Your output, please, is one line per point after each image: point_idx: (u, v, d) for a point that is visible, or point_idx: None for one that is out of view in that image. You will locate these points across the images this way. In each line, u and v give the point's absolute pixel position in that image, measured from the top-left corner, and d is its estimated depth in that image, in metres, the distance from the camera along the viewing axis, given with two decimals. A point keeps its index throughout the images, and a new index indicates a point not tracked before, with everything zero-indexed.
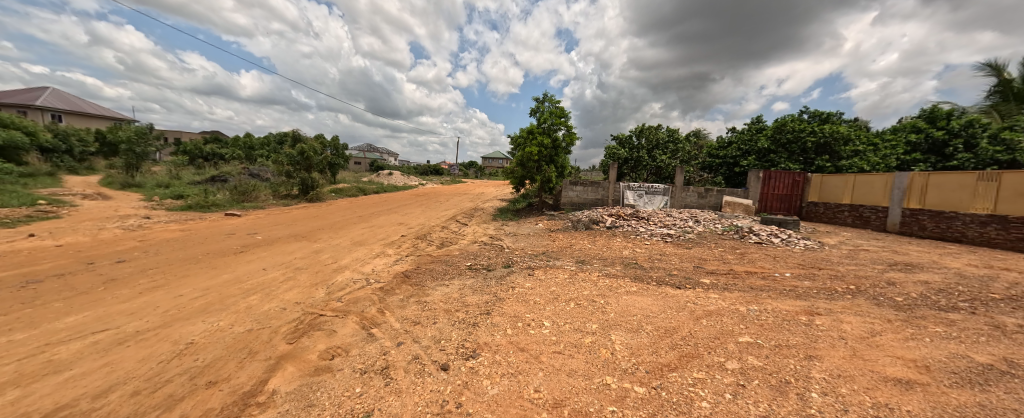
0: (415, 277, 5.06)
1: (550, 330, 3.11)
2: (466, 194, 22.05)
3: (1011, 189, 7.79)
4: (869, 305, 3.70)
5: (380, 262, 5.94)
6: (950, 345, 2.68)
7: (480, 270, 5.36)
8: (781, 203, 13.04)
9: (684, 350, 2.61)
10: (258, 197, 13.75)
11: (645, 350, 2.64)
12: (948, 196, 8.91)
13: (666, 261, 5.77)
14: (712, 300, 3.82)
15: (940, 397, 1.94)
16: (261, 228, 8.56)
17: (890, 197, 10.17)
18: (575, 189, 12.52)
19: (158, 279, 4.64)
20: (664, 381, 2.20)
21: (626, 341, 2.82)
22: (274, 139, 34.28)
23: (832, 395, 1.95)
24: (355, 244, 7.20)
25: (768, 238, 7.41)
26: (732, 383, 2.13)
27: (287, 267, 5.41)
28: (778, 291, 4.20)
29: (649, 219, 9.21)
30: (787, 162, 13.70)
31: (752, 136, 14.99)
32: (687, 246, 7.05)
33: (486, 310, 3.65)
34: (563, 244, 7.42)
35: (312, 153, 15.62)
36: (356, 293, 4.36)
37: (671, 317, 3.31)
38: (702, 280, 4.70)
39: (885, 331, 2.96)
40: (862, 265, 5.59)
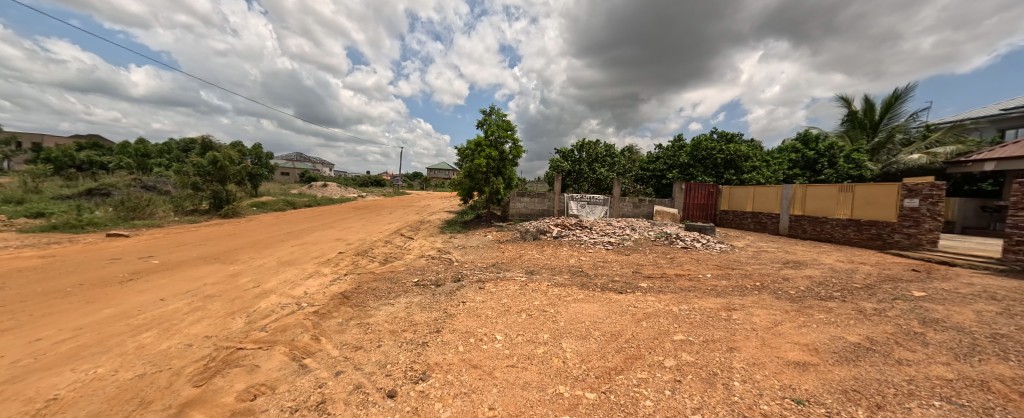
0: (355, 297, 4.65)
1: (503, 343, 3.07)
2: (411, 206, 21.24)
3: (862, 198, 9.71)
4: (772, 299, 4.30)
5: (314, 283, 5.37)
6: (832, 329, 3.21)
7: (427, 286, 5.14)
8: (700, 212, 14.81)
9: (628, 351, 2.78)
10: (154, 213, 11.68)
11: (594, 356, 2.73)
12: (820, 204, 10.82)
13: (608, 268, 6.11)
14: (648, 303, 4.12)
15: (828, 374, 2.30)
16: (159, 251, 7.24)
17: (780, 206, 12.13)
18: (523, 200, 12.79)
19: (6, 321, 3.63)
20: (612, 384, 2.28)
21: (577, 348, 2.89)
22: (178, 146, 29.57)
23: (751, 382, 2.20)
24: (283, 264, 6.45)
25: (691, 243, 8.27)
26: (670, 379, 2.30)
27: (196, 295, 4.62)
28: (703, 291, 4.68)
29: (589, 228, 9.77)
30: (703, 175, 15.61)
31: (675, 153, 16.78)
32: (625, 253, 7.57)
33: (436, 327, 3.49)
34: (512, 255, 7.48)
35: (227, 162, 13.83)
36: (285, 319, 3.87)
37: (615, 321, 3.51)
38: (641, 284, 5.04)
39: (785, 321, 3.45)
40: (765, 264, 6.53)
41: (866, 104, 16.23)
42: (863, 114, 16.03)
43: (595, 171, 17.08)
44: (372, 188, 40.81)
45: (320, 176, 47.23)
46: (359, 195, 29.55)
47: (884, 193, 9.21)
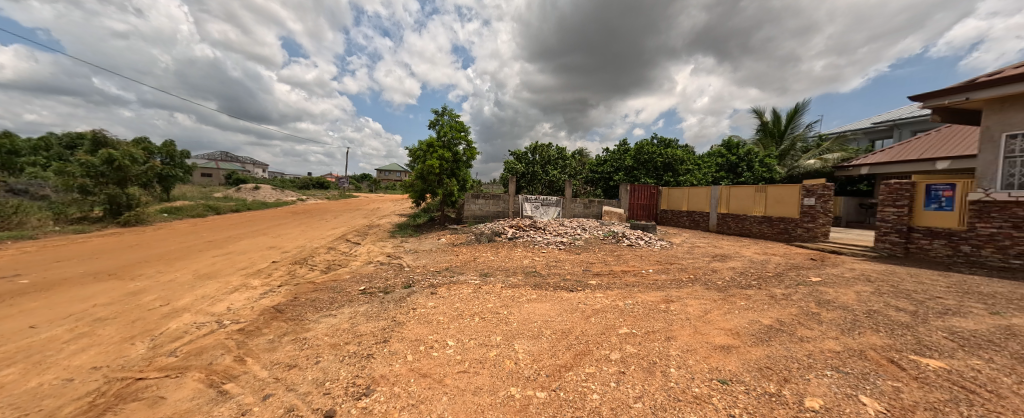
0: (290, 311, 4.26)
1: (455, 349, 3.01)
2: (359, 209, 20.11)
3: (773, 198, 11.12)
4: (703, 289, 4.76)
5: (240, 297, 4.82)
6: (751, 314, 3.63)
7: (375, 294, 4.87)
8: (643, 211, 16.00)
9: (577, 348, 2.88)
10: (24, 222, 9.71)
11: (545, 355, 2.79)
12: (741, 203, 12.25)
13: (560, 267, 6.32)
14: (597, 299, 4.31)
15: (748, 355, 2.59)
16: (30, 268, 5.98)
17: (709, 205, 13.53)
18: (477, 202, 12.81)
19: None
20: (562, 382, 2.34)
21: (529, 348, 2.93)
22: (59, 142, 24.70)
23: (684, 368, 2.39)
24: (201, 278, 5.69)
25: (636, 241, 8.86)
26: (615, 371, 2.42)
27: (81, 320, 3.88)
28: (646, 285, 5.03)
29: (542, 229, 10.03)
30: (645, 177, 16.87)
31: (621, 157, 18.04)
32: (575, 252, 7.88)
33: (382, 337, 3.32)
34: (466, 257, 7.40)
35: (127, 161, 11.97)
36: (202, 341, 3.41)
37: (565, 319, 3.62)
38: (590, 281, 5.28)
39: (713, 309, 3.84)
40: (697, 257, 7.23)
41: (775, 116, 18.69)
42: (772, 124, 18.40)
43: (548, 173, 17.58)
44: (314, 191, 37.68)
45: (253, 177, 42.55)
46: (300, 198, 27.16)
47: (789, 193, 10.65)
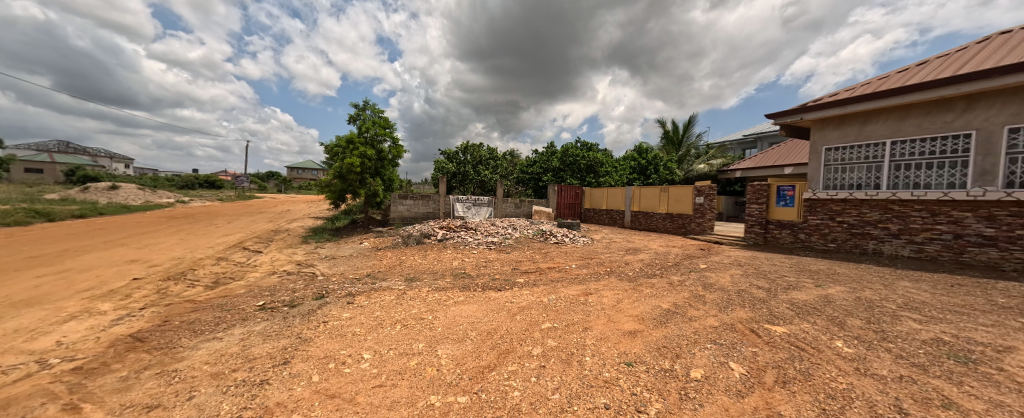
0: (157, 339, 3.50)
1: (372, 362, 2.80)
2: (263, 213, 17.66)
3: (674, 197, 12.69)
4: (618, 280, 5.29)
5: (80, 328, 3.81)
6: (655, 300, 4.13)
7: (278, 309, 4.31)
8: (569, 210, 17.19)
9: (502, 346, 2.94)
10: None
11: (469, 357, 2.77)
12: (649, 202, 13.76)
13: (490, 267, 6.42)
14: (523, 297, 4.46)
15: (650, 337, 2.96)
16: None
17: (624, 203, 14.93)
18: (405, 203, 12.43)
19: None
20: (484, 383, 2.35)
21: (452, 352, 2.88)
22: None
23: (597, 355, 2.64)
24: (15, 308, 4.35)
25: (561, 238, 9.48)
26: (536, 366, 2.53)
27: None
28: (568, 280, 5.39)
29: (471, 230, 10.00)
30: (570, 178, 18.41)
31: (548, 159, 19.52)
32: (505, 251, 8.10)
33: (283, 358, 2.92)
34: (391, 262, 7.03)
35: None
36: (12, 389, 2.57)
37: (493, 318, 3.68)
38: (518, 280, 5.45)
39: (624, 297, 4.29)
40: (614, 251, 8.04)
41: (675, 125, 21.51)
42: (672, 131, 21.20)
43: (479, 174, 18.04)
44: (201, 192, 31.52)
45: (113, 173, 33.91)
46: (184, 201, 22.61)
47: (684, 193, 12.29)
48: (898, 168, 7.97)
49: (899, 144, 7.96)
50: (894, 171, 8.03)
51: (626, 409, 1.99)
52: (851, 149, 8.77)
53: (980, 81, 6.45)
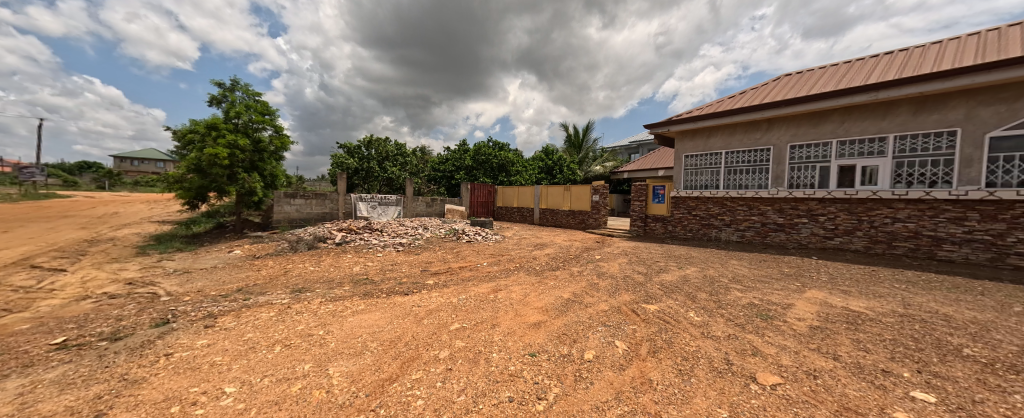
0: None
1: (236, 396, 2.21)
2: (67, 217, 13.06)
3: (575, 196, 14.06)
4: (526, 275, 5.64)
5: None
6: (559, 292, 4.52)
7: (91, 346, 3.19)
8: (482, 208, 17.77)
9: (406, 354, 2.78)
10: None
11: (366, 372, 2.51)
12: (554, 200, 14.95)
13: (397, 270, 6.05)
14: (432, 299, 4.34)
15: (550, 328, 3.31)
16: None
17: (533, 201, 15.98)
18: (294, 203, 11.21)
19: None
20: (384, 397, 2.18)
21: (347, 369, 2.55)
22: None
23: (503, 350, 2.83)
24: None
25: (474, 236, 9.69)
26: (443, 370, 2.50)
27: None
28: (479, 278, 5.49)
29: (387, 232, 9.49)
30: (483, 176, 19.23)
31: (461, 157, 19.89)
32: (415, 253, 7.83)
33: (85, 412, 2.03)
34: (273, 272, 6.03)
35: None
36: None
37: (398, 325, 3.43)
38: (427, 282, 5.27)
39: (530, 292, 4.60)
40: (523, 248, 8.57)
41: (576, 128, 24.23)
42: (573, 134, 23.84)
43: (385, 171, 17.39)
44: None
45: None
46: None
47: (582, 192, 13.78)
48: (729, 172, 10.36)
49: (730, 153, 10.37)
50: (726, 175, 10.43)
51: (528, 398, 2.15)
52: (700, 156, 11.07)
53: (773, 109, 9.08)
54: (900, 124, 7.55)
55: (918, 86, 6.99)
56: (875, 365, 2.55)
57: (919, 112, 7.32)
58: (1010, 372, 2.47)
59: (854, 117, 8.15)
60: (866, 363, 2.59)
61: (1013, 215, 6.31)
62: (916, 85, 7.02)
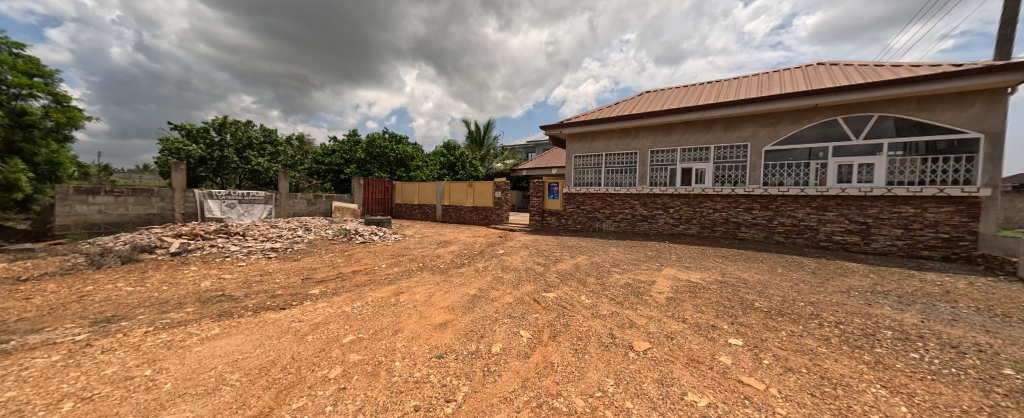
0: None
1: None
2: None
3: (478, 192, 14.53)
4: (429, 274, 5.50)
5: None
6: (466, 289, 4.55)
7: None
8: (378, 205, 16.64)
9: (283, 382, 2.32)
10: None
11: (226, 412, 2.01)
12: (457, 197, 15.13)
13: (270, 281, 5.04)
14: (319, 310, 3.78)
15: (457, 326, 3.29)
16: None
17: (435, 198, 15.82)
18: (93, 200, 8.33)
19: None
20: None
21: (194, 413, 2.00)
22: None
23: (407, 358, 2.66)
24: None
25: (370, 237, 9.00)
26: (333, 391, 2.20)
27: None
28: (376, 282, 5.08)
29: (259, 238, 7.84)
30: (378, 171, 18.24)
31: (351, 148, 18.31)
32: (294, 259, 6.67)
33: None
34: (55, 301, 4.20)
35: None
36: None
37: (273, 346, 2.85)
38: (310, 291, 4.56)
39: (435, 291, 4.51)
40: (426, 246, 8.37)
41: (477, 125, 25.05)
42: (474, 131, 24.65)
43: (248, 162, 14.47)
44: None
45: None
46: None
47: (484, 189, 14.36)
48: (609, 171, 12.04)
49: (609, 155, 12.06)
50: (607, 174, 12.09)
51: (436, 403, 2.07)
52: (587, 157, 12.58)
53: (646, 119, 10.86)
54: (717, 137, 10.07)
55: (830, 95, 8.14)
56: (707, 322, 3.35)
57: (728, 129, 9.87)
58: (782, 317, 3.54)
59: (690, 130, 10.50)
60: (702, 322, 3.38)
61: (777, 205, 9.12)
62: (827, 94, 8.17)
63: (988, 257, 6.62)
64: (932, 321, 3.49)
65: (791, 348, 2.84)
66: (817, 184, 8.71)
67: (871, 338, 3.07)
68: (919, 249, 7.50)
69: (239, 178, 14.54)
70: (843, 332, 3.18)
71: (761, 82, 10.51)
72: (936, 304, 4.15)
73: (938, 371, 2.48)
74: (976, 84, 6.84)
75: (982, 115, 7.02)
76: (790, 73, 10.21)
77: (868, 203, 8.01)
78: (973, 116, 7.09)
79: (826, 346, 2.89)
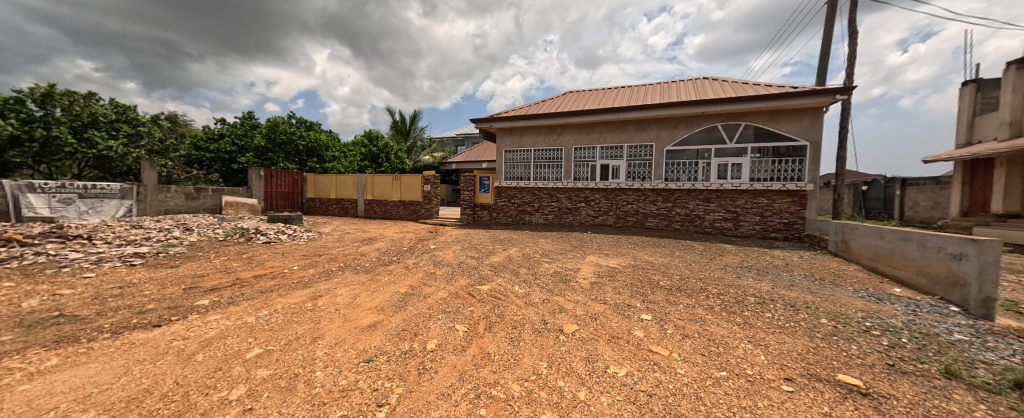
0: None
1: None
2: None
3: (405, 186, 13.88)
4: (352, 275, 5.10)
5: None
6: (396, 288, 4.35)
7: None
8: (285, 200, 14.66)
9: (164, 412, 1.90)
10: None
11: None
12: (382, 191, 14.25)
13: (138, 294, 4.07)
14: (211, 324, 3.21)
15: (388, 327, 3.13)
16: None
17: (356, 192, 14.64)
18: None
19: None
20: None
21: None
22: None
23: (331, 366, 2.43)
24: None
25: (275, 236, 7.93)
26: (235, 415, 1.88)
27: None
28: (288, 286, 4.51)
29: (116, 242, 6.23)
30: (284, 161, 16.14)
31: (246, 132, 15.75)
32: (170, 266, 5.48)
33: None
34: None
35: None
36: None
37: (149, 372, 2.33)
38: (199, 303, 3.83)
39: (360, 292, 4.21)
40: (347, 244, 7.73)
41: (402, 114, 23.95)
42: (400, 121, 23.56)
43: (92, 144, 11.29)
44: None
45: None
46: None
47: (412, 182, 13.79)
48: (537, 166, 12.56)
49: (537, 150, 12.56)
50: (536, 168, 12.60)
51: (366, 410, 1.93)
52: (518, 152, 12.89)
53: (572, 117, 11.54)
54: (630, 137, 11.25)
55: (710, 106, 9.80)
56: (622, 302, 3.78)
57: (638, 130, 11.10)
58: (679, 292, 4.19)
59: (608, 130, 11.54)
60: (619, 302, 3.80)
61: (675, 197, 10.57)
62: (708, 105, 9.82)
63: (813, 236, 8.78)
64: (778, 287, 4.51)
65: (687, 317, 3.37)
66: (703, 179, 10.36)
67: (741, 303, 3.83)
68: (769, 231, 9.56)
69: (78, 165, 11.35)
70: (722, 301, 3.88)
71: (662, 90, 12.07)
72: (781, 273, 5.39)
73: (782, 325, 3.23)
74: (805, 103, 8.96)
75: (809, 127, 9.33)
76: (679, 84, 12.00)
77: (738, 196, 9.85)
78: (802, 128, 9.39)
79: (710, 313, 3.51)
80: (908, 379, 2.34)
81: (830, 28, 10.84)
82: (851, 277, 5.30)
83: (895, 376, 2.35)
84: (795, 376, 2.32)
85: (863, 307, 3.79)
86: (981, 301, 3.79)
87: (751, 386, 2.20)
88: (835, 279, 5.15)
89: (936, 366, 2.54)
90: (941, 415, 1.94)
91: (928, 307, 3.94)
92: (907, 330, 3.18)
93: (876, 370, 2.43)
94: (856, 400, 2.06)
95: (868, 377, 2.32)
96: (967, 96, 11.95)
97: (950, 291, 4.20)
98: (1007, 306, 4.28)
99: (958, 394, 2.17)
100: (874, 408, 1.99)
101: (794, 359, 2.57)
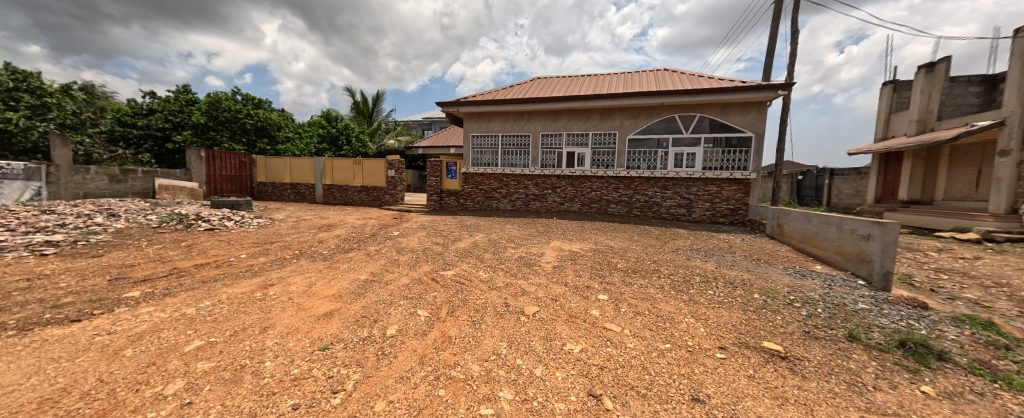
0: None
1: None
2: None
3: (368, 171, 13.31)
4: (308, 262, 4.88)
5: None
6: (356, 275, 4.23)
7: None
8: (231, 185, 13.52)
9: (85, 412, 1.74)
10: None
11: None
12: (343, 175, 13.59)
13: (51, 286, 3.62)
14: (143, 317, 2.94)
15: (346, 313, 3.05)
16: None
17: (314, 177, 13.84)
18: None
19: None
20: None
21: None
22: None
23: (282, 355, 2.34)
24: None
25: (220, 223, 7.33)
26: (172, 410, 1.77)
27: None
28: (234, 275, 4.23)
29: (21, 229, 5.47)
30: (229, 142, 14.81)
31: (182, 108, 14.16)
32: (93, 255, 4.92)
33: None
34: None
35: None
36: None
37: (66, 371, 2.10)
38: (128, 294, 3.50)
39: (316, 280, 4.04)
40: (302, 232, 7.32)
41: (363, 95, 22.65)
42: (361, 102, 22.32)
43: None
44: None
45: None
46: None
47: (375, 167, 13.25)
48: (505, 152, 12.52)
49: (505, 136, 12.50)
50: (504, 154, 12.55)
51: (320, 397, 1.89)
52: (485, 138, 12.76)
53: (539, 103, 11.53)
54: (595, 125, 11.50)
55: (668, 97, 10.20)
56: (582, 284, 3.94)
57: (602, 118, 11.37)
58: (634, 273, 4.45)
59: (574, 117, 11.71)
60: (578, 284, 3.96)
61: (636, 185, 11.03)
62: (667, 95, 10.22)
63: (753, 221, 9.58)
64: (721, 267, 4.92)
65: (640, 296, 3.59)
66: (661, 168, 10.88)
67: (689, 282, 4.14)
68: (718, 217, 10.29)
69: None
70: (672, 280, 4.17)
71: (626, 80, 12.38)
72: (724, 254, 5.88)
73: (722, 300, 3.54)
74: (752, 97, 9.60)
75: (755, 120, 10.04)
76: (641, 75, 12.35)
77: (692, 184, 10.46)
78: (749, 121, 10.09)
79: (660, 292, 3.75)
80: (820, 343, 2.67)
81: (777, 27, 11.55)
82: (782, 257, 5.89)
83: (810, 341, 2.68)
84: (728, 345, 2.57)
85: (790, 283, 4.24)
86: (882, 275, 4.37)
87: (690, 355, 2.41)
88: (769, 258, 5.70)
89: (843, 331, 2.91)
90: (842, 372, 2.25)
91: (841, 281, 4.48)
92: (823, 302, 3.61)
93: (795, 337, 2.74)
94: (776, 363, 2.32)
95: (788, 343, 2.62)
96: (886, 96, 13.37)
97: (859, 266, 4.78)
98: (902, 279, 4.97)
99: (857, 354, 2.51)
100: (790, 369, 2.26)
101: (729, 330, 2.84)
